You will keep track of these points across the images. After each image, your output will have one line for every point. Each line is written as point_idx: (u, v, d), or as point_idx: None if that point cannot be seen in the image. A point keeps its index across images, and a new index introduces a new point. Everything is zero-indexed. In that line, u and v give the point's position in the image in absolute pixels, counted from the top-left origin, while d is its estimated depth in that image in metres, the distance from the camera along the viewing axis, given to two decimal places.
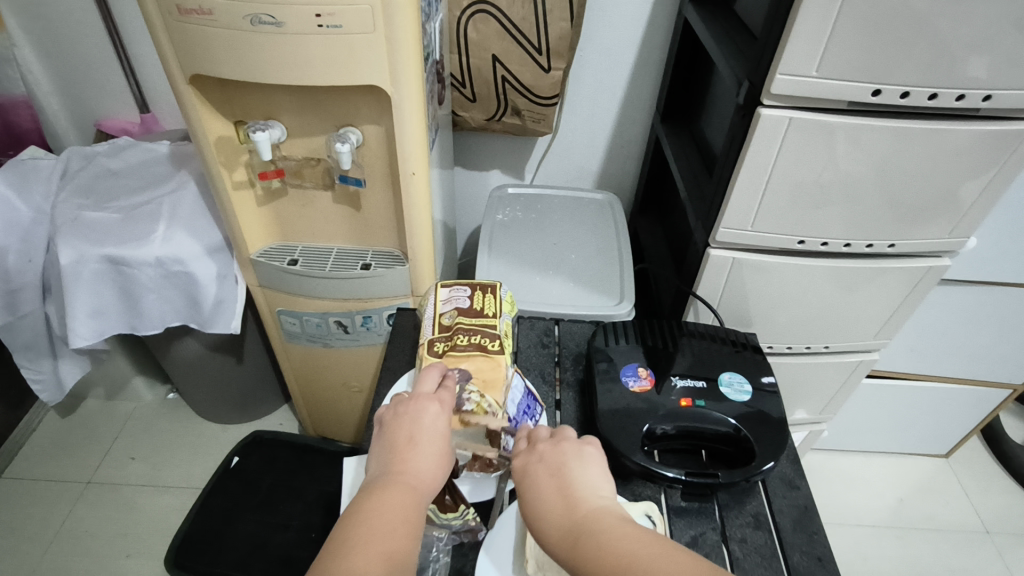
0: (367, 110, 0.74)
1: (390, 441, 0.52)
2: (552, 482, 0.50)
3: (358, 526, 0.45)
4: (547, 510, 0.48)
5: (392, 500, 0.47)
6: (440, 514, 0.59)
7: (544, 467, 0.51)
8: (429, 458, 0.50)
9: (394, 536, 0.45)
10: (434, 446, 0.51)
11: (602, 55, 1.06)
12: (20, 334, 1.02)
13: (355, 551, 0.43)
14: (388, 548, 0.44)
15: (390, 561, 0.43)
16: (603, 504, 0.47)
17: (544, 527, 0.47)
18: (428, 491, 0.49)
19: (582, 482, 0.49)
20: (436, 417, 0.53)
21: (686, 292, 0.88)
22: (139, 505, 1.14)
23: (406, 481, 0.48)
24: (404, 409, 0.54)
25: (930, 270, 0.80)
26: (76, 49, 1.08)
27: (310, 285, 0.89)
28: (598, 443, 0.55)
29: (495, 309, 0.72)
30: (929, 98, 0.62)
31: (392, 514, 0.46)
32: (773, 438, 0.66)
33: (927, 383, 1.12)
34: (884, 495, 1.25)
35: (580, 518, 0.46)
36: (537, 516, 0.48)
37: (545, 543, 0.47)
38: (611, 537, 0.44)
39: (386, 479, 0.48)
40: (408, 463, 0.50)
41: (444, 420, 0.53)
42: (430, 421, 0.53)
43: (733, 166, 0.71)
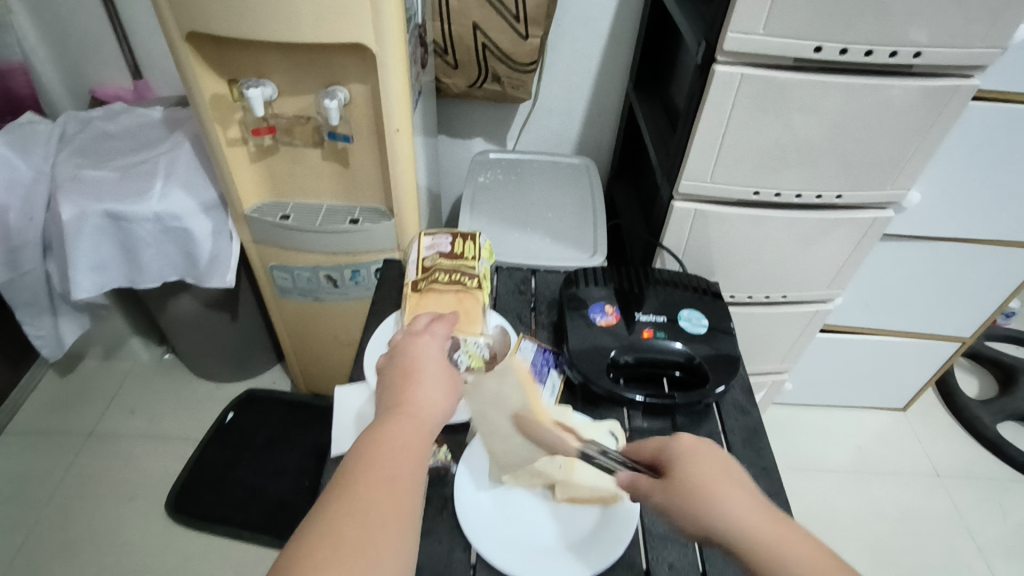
0: (353, 69, 0.79)
1: (391, 375, 0.53)
2: (723, 484, 0.47)
3: (363, 451, 0.46)
4: (736, 515, 0.45)
5: (396, 426, 0.48)
6: None
7: (707, 470, 0.48)
8: (432, 387, 0.52)
9: (399, 457, 0.46)
10: (435, 377, 0.53)
11: (579, 24, 1.11)
12: (22, 290, 1.06)
13: (361, 474, 0.44)
14: (395, 469, 0.45)
15: (396, 484, 0.44)
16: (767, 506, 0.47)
17: (738, 530, 0.44)
18: (433, 423, 0.50)
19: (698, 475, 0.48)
20: (437, 355, 0.55)
21: (654, 244, 0.94)
22: (138, 456, 1.20)
23: (409, 409, 0.49)
24: (403, 348, 0.56)
25: (876, 221, 0.87)
26: (70, 16, 1.12)
27: (301, 239, 0.94)
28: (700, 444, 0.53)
29: (474, 253, 0.78)
30: (866, 54, 0.68)
31: (397, 438, 0.47)
32: (725, 366, 0.73)
33: (883, 336, 1.20)
34: (844, 444, 1.34)
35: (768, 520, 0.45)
36: (729, 521, 0.45)
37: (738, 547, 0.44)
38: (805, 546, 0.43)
39: (394, 410, 0.49)
40: (410, 393, 0.51)
41: (445, 358, 0.55)
42: (432, 359, 0.54)
43: (693, 120, 0.77)
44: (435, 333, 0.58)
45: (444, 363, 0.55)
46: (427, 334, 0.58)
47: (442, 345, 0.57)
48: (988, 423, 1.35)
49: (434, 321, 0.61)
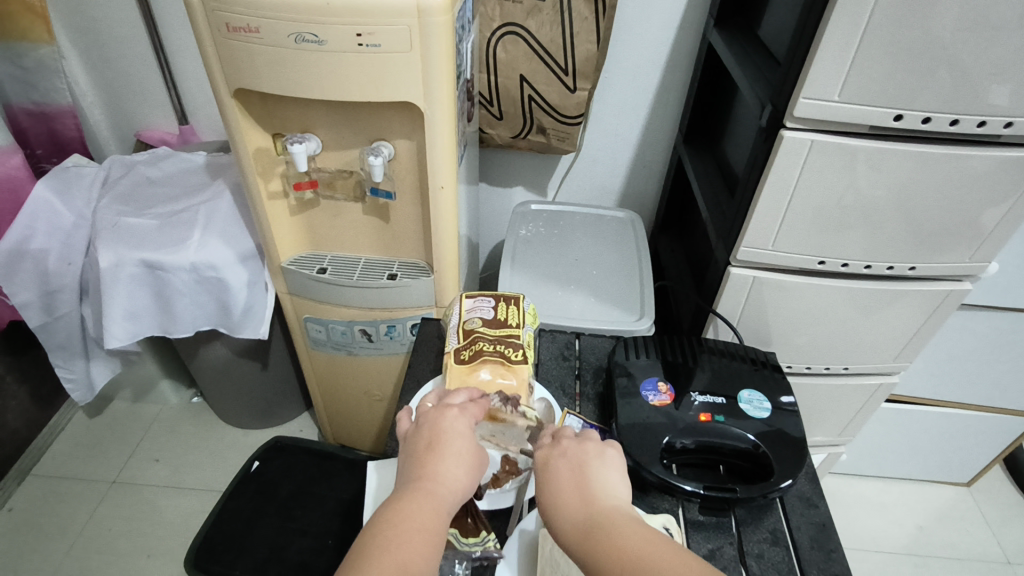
0: (399, 125, 0.77)
1: (414, 447, 0.53)
2: (573, 476, 0.51)
3: (376, 536, 0.45)
4: (566, 502, 0.49)
5: (412, 506, 0.47)
6: (461, 538, 0.60)
7: (565, 462, 0.52)
8: (454, 462, 0.51)
9: (412, 544, 0.45)
10: (460, 452, 0.52)
11: (626, 77, 1.09)
12: (56, 334, 1.05)
13: (374, 558, 0.44)
14: (404, 557, 0.44)
15: (405, 569, 0.43)
16: (617, 503, 0.49)
17: (559, 519, 0.48)
18: (452, 499, 0.49)
19: (600, 481, 0.50)
20: (460, 423, 0.54)
21: (706, 310, 0.89)
22: (160, 505, 1.17)
23: (426, 487, 0.48)
24: (430, 418, 0.55)
25: (951, 293, 0.80)
26: (121, 62, 1.13)
27: (338, 293, 0.91)
28: (617, 447, 0.55)
29: (519, 320, 0.73)
30: (951, 123, 0.63)
31: (411, 519, 0.46)
32: (791, 456, 0.67)
33: (948, 409, 1.11)
34: (904, 522, 1.24)
35: (596, 513, 0.48)
36: (554, 506, 0.49)
37: (559, 536, 0.48)
38: (622, 533, 0.46)
39: (411, 485, 0.49)
40: (431, 468, 0.50)
41: (469, 426, 0.54)
42: (454, 427, 0.53)
43: (756, 184, 0.73)
44: (465, 405, 0.56)
45: (469, 435, 0.53)
46: (453, 402, 0.57)
47: (470, 418, 0.55)
48: None
49: (469, 396, 0.59)
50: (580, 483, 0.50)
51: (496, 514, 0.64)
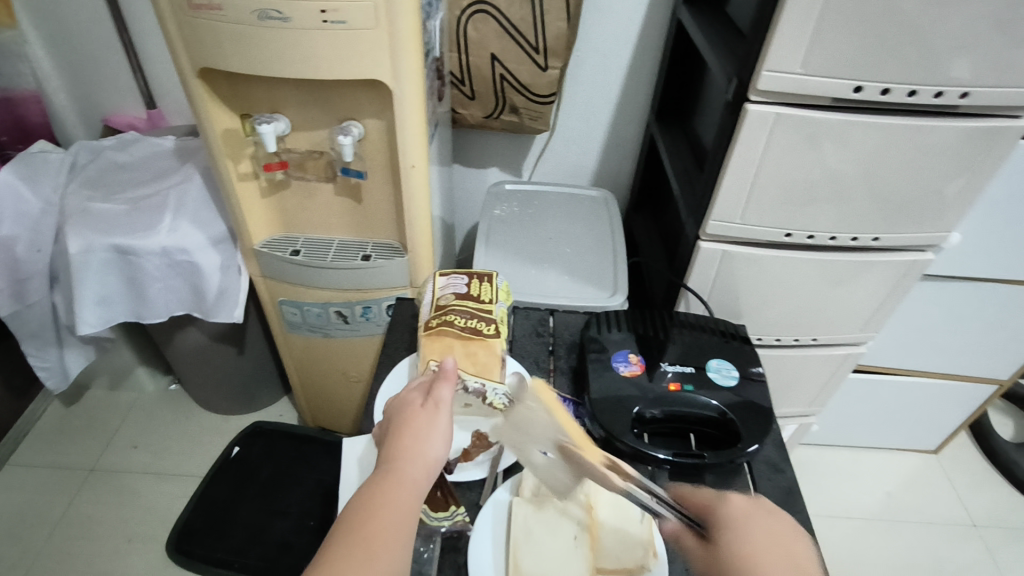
0: (368, 104, 0.76)
1: (387, 431, 0.53)
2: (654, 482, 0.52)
3: (350, 524, 0.46)
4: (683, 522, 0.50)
5: (382, 489, 0.47)
6: (431, 513, 0.59)
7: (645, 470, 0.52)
8: (424, 440, 0.51)
9: (383, 529, 0.45)
10: (429, 430, 0.51)
11: (598, 54, 1.09)
12: (27, 322, 1.04)
13: (346, 547, 0.44)
14: (376, 544, 0.45)
15: (374, 553, 0.44)
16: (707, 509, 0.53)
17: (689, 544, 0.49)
18: (424, 480, 0.49)
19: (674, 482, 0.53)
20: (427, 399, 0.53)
21: (677, 284, 0.90)
22: (141, 491, 1.17)
23: (395, 468, 0.49)
24: (402, 401, 0.54)
25: (914, 264, 0.82)
26: (85, 45, 1.11)
27: (311, 275, 0.91)
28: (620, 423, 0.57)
29: (492, 296, 0.74)
30: (909, 95, 0.64)
31: (382, 503, 0.46)
32: (758, 423, 0.68)
33: (916, 378, 1.14)
34: (874, 489, 1.28)
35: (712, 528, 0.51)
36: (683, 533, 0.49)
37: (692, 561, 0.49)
38: None
39: (382, 469, 0.49)
40: (400, 449, 0.50)
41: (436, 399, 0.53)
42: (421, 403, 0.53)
43: (723, 157, 0.74)
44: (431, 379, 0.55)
45: (442, 410, 0.53)
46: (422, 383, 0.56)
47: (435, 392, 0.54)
48: None
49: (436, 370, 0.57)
50: (733, 516, 0.48)
51: (472, 486, 0.65)
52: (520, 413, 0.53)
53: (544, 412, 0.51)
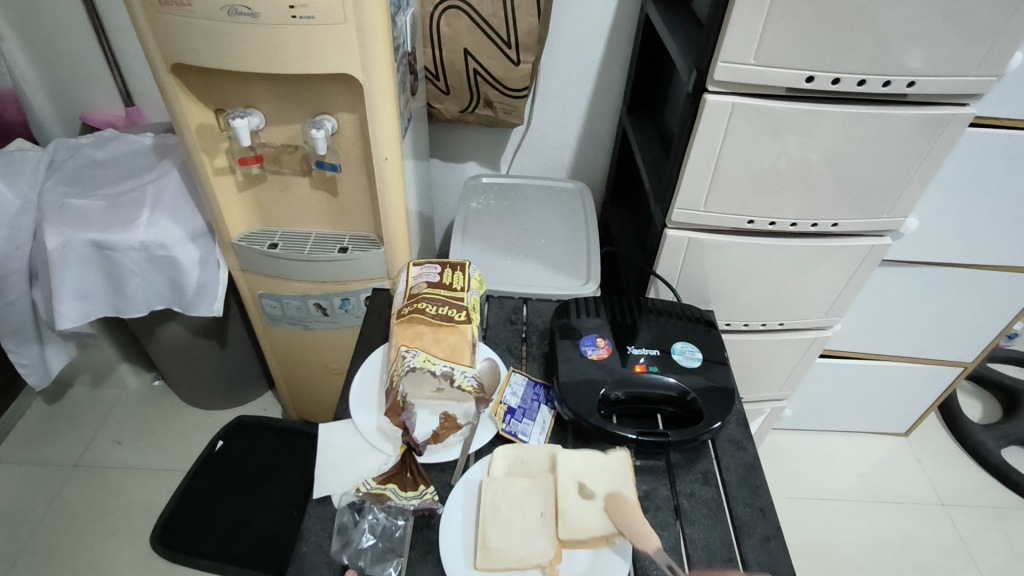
0: (341, 99, 0.78)
1: None
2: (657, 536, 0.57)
3: None
4: None
5: None
6: (400, 492, 0.61)
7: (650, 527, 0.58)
8: None
9: None
10: None
11: (571, 49, 1.11)
12: (7, 320, 1.04)
13: None
14: None
15: None
16: None
17: None
18: None
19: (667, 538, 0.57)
20: None
21: (647, 272, 0.93)
22: (125, 486, 1.18)
23: None
24: None
25: (873, 249, 0.85)
26: (61, 43, 1.12)
27: (289, 268, 0.93)
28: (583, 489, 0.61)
29: (464, 284, 0.76)
30: (859, 84, 0.67)
31: None
32: (720, 402, 0.71)
33: (884, 362, 1.17)
34: (846, 472, 1.32)
35: None
36: None
37: None
38: None
39: None
40: None
41: None
42: None
43: (686, 146, 0.76)
44: None
45: None
46: None
47: None
48: (993, 450, 1.33)
49: None
50: None
51: (445, 467, 0.67)
52: (598, 463, 0.64)
53: (621, 469, 0.64)
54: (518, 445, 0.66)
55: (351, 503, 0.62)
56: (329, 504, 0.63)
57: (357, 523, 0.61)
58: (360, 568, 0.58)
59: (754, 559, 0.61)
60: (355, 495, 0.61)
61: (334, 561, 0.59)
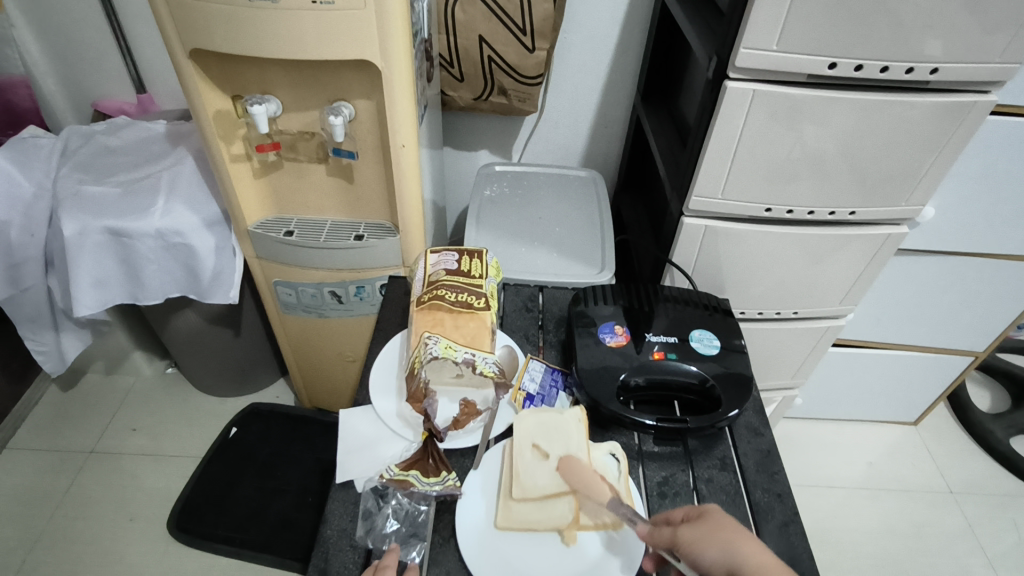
0: (358, 85, 0.78)
1: None
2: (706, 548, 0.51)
3: None
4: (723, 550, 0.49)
5: None
6: (422, 479, 0.61)
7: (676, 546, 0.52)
8: None
9: None
10: None
11: (585, 37, 1.10)
12: (23, 306, 1.04)
13: None
14: None
15: None
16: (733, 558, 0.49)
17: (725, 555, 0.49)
18: None
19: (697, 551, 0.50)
20: None
21: (663, 260, 0.93)
22: (140, 472, 1.19)
23: None
24: None
25: (890, 237, 0.85)
26: (73, 30, 1.11)
27: (305, 255, 0.93)
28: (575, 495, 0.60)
29: (482, 271, 0.76)
30: (881, 71, 0.67)
31: None
32: (737, 389, 0.72)
33: (894, 351, 1.18)
34: (856, 460, 1.32)
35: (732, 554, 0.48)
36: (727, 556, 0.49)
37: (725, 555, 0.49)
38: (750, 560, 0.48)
39: None
40: None
41: None
42: None
43: (704, 136, 0.76)
44: None
45: None
46: None
47: None
48: (1001, 438, 1.34)
49: None
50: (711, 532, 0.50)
51: (465, 454, 0.67)
52: (556, 424, 0.67)
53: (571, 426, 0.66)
54: (541, 411, 0.68)
55: (375, 489, 0.62)
56: (352, 488, 0.64)
57: (380, 509, 0.61)
58: (384, 552, 0.58)
59: (773, 544, 0.62)
60: (377, 481, 0.61)
61: (358, 544, 0.60)
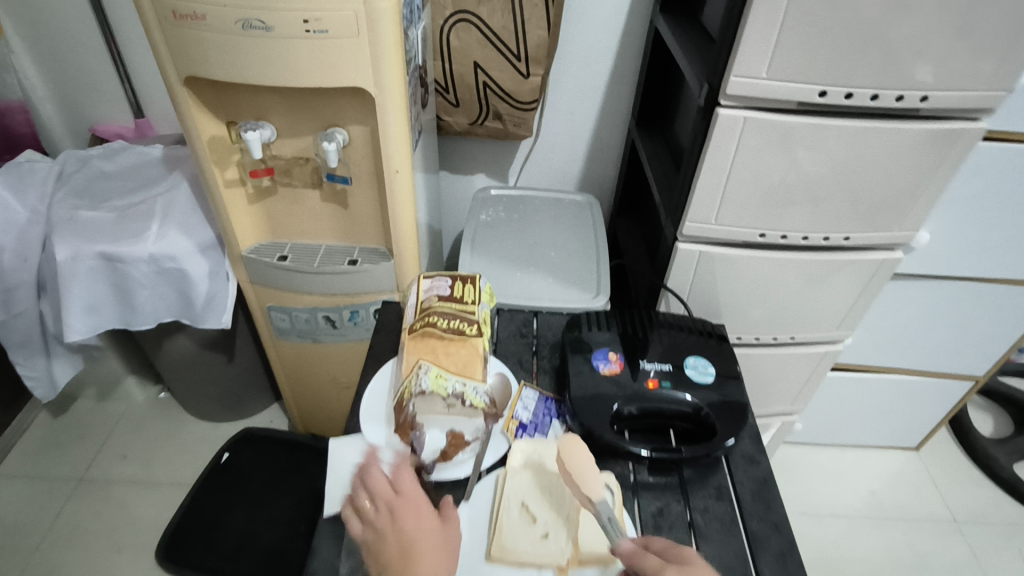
0: (352, 111, 0.78)
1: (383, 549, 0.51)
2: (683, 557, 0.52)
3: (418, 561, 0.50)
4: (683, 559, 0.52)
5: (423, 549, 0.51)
6: None
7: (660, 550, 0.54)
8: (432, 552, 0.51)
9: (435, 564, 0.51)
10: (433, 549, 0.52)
11: (580, 63, 1.11)
12: (15, 332, 1.04)
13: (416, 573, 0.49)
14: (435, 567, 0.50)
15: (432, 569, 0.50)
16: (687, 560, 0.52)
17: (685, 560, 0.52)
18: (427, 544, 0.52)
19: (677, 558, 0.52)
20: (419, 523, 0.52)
21: (658, 286, 0.92)
22: (131, 499, 1.17)
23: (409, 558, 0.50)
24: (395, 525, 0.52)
25: (885, 262, 0.85)
26: (72, 56, 1.12)
27: (299, 280, 0.92)
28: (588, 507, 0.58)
29: (475, 297, 0.76)
30: (872, 98, 0.67)
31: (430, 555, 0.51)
32: (733, 417, 0.71)
33: (894, 375, 1.17)
34: (858, 487, 1.30)
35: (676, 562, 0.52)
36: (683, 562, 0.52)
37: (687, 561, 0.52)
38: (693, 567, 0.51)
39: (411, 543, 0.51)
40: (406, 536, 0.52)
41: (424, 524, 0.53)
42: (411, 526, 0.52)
43: (697, 162, 0.76)
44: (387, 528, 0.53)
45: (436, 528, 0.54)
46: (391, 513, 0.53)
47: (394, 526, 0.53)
48: (1004, 464, 1.32)
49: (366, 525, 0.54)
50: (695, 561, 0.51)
51: (457, 485, 0.66)
52: (546, 484, 0.63)
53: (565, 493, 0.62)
54: (536, 441, 0.67)
55: None
56: (341, 520, 0.62)
57: None
58: None
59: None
60: None
61: None
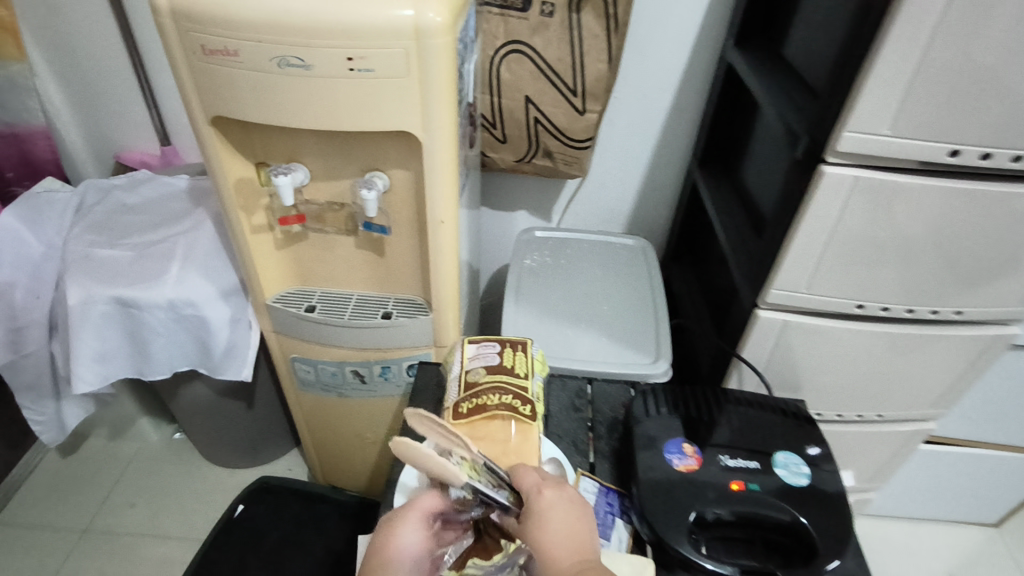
0: (395, 154, 0.70)
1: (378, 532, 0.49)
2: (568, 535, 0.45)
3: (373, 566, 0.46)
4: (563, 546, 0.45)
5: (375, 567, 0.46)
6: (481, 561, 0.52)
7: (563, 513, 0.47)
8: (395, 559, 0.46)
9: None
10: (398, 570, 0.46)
11: (638, 97, 1.02)
12: (23, 373, 0.97)
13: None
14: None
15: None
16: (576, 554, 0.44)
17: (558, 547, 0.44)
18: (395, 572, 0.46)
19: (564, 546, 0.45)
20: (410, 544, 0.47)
21: (729, 354, 0.81)
22: (138, 553, 1.09)
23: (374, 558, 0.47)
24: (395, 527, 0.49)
25: (998, 338, 0.73)
26: (99, 80, 1.06)
27: (327, 333, 0.84)
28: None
29: (527, 369, 0.66)
30: (1011, 159, 0.57)
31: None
32: (834, 529, 0.59)
33: (982, 451, 1.04)
34: (933, 570, 1.17)
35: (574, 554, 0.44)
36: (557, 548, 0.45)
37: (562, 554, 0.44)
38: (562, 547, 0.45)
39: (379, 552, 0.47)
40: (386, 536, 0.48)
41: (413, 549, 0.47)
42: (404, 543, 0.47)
43: (789, 223, 0.66)
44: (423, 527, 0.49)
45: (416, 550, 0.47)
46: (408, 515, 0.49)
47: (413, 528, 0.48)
48: None
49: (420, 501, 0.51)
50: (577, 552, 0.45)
51: None
52: None
53: None
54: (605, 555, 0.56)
55: None
56: None
57: None
58: None
59: None
60: None
61: None
